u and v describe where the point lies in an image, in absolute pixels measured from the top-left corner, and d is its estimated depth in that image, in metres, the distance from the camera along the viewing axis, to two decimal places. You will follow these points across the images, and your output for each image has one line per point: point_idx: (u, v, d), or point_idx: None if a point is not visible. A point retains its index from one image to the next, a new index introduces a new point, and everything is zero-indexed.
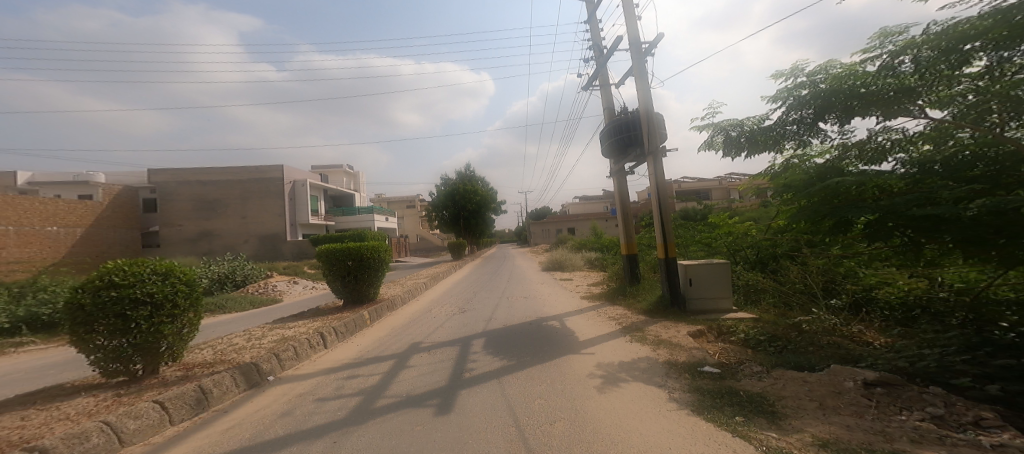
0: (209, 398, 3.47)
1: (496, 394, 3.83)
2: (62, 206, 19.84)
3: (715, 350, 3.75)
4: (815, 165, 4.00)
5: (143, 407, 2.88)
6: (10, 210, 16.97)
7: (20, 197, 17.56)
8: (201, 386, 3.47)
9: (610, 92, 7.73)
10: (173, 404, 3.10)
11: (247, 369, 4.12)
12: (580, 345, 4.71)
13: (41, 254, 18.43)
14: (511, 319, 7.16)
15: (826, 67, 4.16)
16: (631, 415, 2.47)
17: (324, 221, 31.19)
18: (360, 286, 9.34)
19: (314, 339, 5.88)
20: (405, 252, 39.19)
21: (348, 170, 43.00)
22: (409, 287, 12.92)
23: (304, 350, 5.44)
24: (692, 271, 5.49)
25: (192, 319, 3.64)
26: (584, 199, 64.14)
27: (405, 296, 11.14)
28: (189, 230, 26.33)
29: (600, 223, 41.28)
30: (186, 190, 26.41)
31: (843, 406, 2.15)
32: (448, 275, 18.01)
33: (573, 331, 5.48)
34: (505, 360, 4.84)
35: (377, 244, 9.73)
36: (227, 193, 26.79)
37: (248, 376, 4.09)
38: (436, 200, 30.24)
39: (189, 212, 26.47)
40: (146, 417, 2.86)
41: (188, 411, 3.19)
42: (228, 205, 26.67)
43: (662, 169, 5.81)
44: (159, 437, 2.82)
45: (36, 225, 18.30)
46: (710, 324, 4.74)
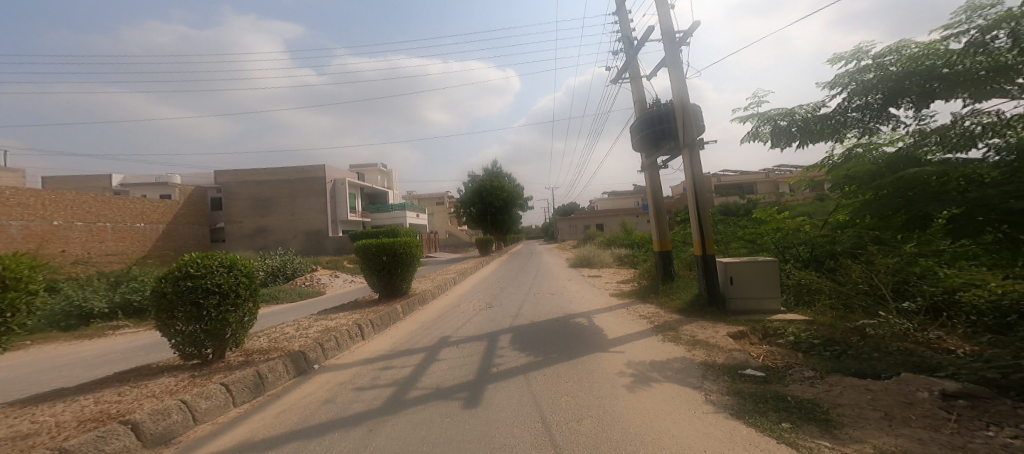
0: (265, 383, 3.64)
1: (524, 390, 3.83)
2: (146, 204, 21.40)
3: (759, 352, 3.60)
4: (885, 154, 3.79)
5: (212, 389, 3.05)
6: (108, 209, 18.60)
7: (113, 197, 19.11)
8: (259, 371, 3.64)
9: (641, 84, 7.54)
10: (235, 387, 3.27)
11: (296, 357, 4.31)
12: (609, 343, 4.64)
13: (133, 248, 19.92)
14: (537, 315, 7.14)
15: (899, 47, 3.90)
16: (662, 417, 2.39)
17: (361, 218, 32.17)
18: (392, 281, 9.56)
19: (352, 330, 6.08)
20: (435, 248, 39.85)
21: (382, 168, 44.13)
22: (441, 282, 13.11)
23: (344, 340, 5.64)
24: (733, 268, 5.31)
25: (252, 308, 3.79)
26: (615, 194, 63.27)
27: (435, 291, 11.33)
28: (246, 226, 27.84)
29: (631, 218, 40.58)
30: (245, 188, 27.87)
31: (915, 418, 2.02)
32: (476, 271, 18.21)
33: (602, 329, 5.41)
34: (532, 356, 4.83)
35: (409, 240, 9.92)
36: (278, 192, 28.01)
37: (297, 363, 4.29)
38: (464, 197, 30.51)
39: (246, 210, 27.95)
40: (215, 398, 3.03)
41: (249, 395, 3.35)
42: (278, 203, 27.93)
43: (700, 161, 5.59)
44: (226, 417, 2.99)
45: (126, 222, 19.74)
46: (755, 325, 4.56)
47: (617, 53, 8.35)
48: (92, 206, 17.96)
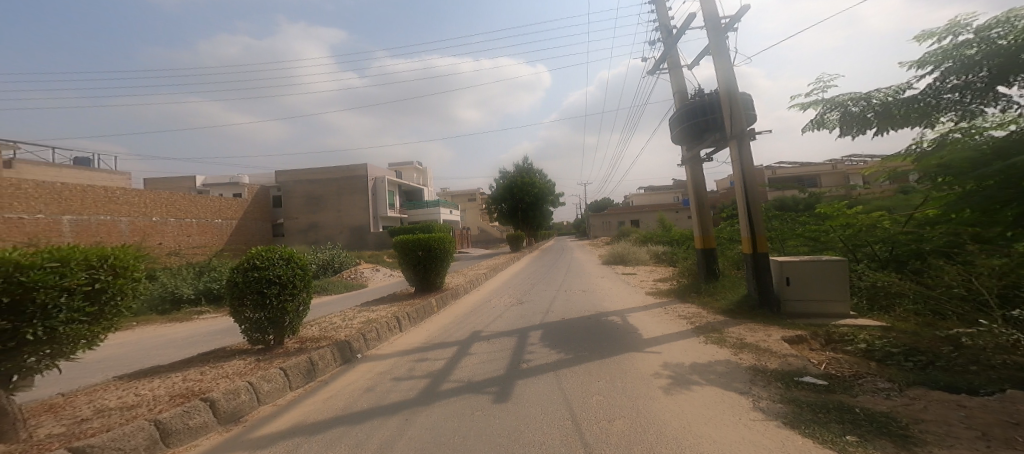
0: (317, 369, 3.82)
1: (554, 387, 3.80)
2: (224, 201, 24.27)
3: (821, 359, 3.40)
4: (989, 139, 3.25)
5: (273, 373, 3.29)
6: (194, 206, 21.55)
7: (202, 196, 22.16)
8: (312, 358, 3.82)
9: (680, 75, 7.29)
10: (292, 372, 3.49)
11: (342, 346, 4.49)
12: (645, 343, 4.53)
13: (208, 242, 22.31)
14: (569, 312, 7.09)
15: (1010, 19, 3.55)
16: (702, 421, 2.30)
17: (400, 215, 33.14)
18: (428, 276, 9.75)
19: (391, 322, 6.26)
20: (468, 243, 40.44)
21: (417, 165, 45.21)
22: (477, 277, 13.25)
23: (383, 332, 5.80)
24: (790, 269, 5.03)
25: (306, 298, 4.03)
26: (652, 189, 61.65)
27: (467, 286, 11.48)
28: (301, 222, 29.52)
29: (670, 214, 39.43)
30: (299, 187, 29.60)
31: (1018, 440, 1.82)
32: (508, 267, 18.31)
33: (638, 328, 5.29)
34: (562, 353, 4.79)
35: (443, 235, 10.09)
36: (327, 190, 29.44)
37: (343, 351, 4.48)
38: (495, 193, 30.64)
39: (300, 208, 29.59)
40: (275, 381, 3.27)
41: (303, 380, 3.56)
42: (328, 200, 29.38)
43: (750, 153, 5.33)
44: (284, 400, 3.22)
45: (208, 218, 22.75)
46: (817, 330, 4.31)
47: (654, 44, 8.11)
48: (179, 204, 20.35)
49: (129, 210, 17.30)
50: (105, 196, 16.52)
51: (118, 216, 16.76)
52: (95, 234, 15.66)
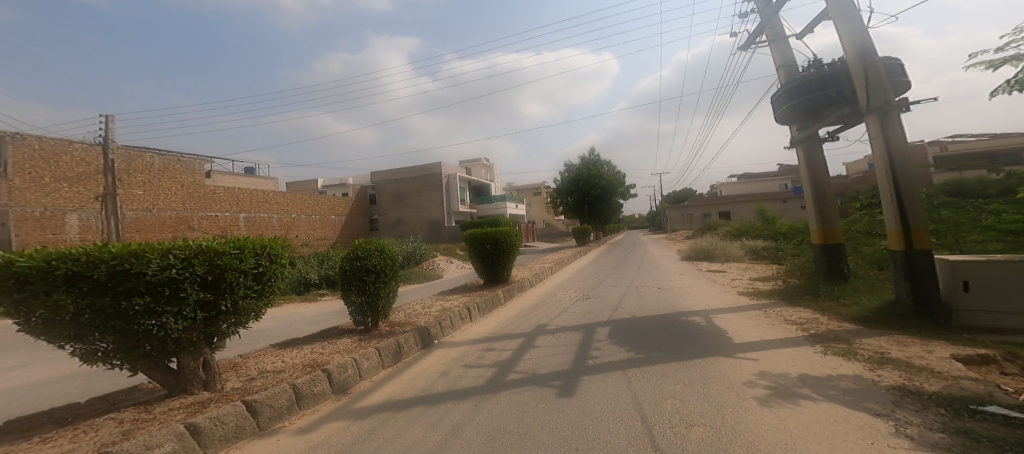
0: (404, 351, 4.63)
1: (623, 385, 3.62)
2: (336, 201, 30.03)
3: (1018, 386, 2.78)
4: None
5: (370, 352, 4.17)
6: (312, 206, 27.63)
7: (316, 197, 28.11)
8: (400, 340, 4.65)
9: (784, 46, 6.57)
10: (385, 352, 4.35)
11: (422, 331, 5.12)
12: (735, 348, 4.13)
13: (322, 236, 29.02)
14: (640, 310, 6.77)
15: None
16: (816, 441, 2.02)
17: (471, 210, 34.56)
18: (495, 268, 9.91)
19: (462, 311, 6.48)
20: (533, 237, 40.81)
21: (486, 161, 46.65)
22: (546, 271, 13.42)
23: (455, 321, 6.06)
24: (964, 270, 4.21)
25: (394, 285, 5.33)
26: (746, 178, 56.58)
27: (532, 279, 11.50)
28: (391, 218, 32.94)
29: (771, 205, 35.73)
30: (390, 185, 32.79)
31: None
32: (574, 261, 18.10)
33: (727, 331, 4.85)
34: (633, 352, 4.58)
35: (509, 229, 10.20)
36: (409, 188, 32.27)
37: (424, 336, 5.12)
38: (560, 186, 30.29)
39: (389, 204, 32.92)
40: (372, 360, 4.13)
41: (392, 360, 4.39)
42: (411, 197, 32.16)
43: (898, 127, 4.71)
44: (377, 375, 4.09)
45: (324, 216, 28.81)
46: (1012, 349, 3.55)
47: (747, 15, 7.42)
48: (306, 204, 27.27)
49: (274, 209, 24.32)
50: (249, 199, 23.14)
51: (267, 215, 23.99)
52: (254, 227, 23.05)
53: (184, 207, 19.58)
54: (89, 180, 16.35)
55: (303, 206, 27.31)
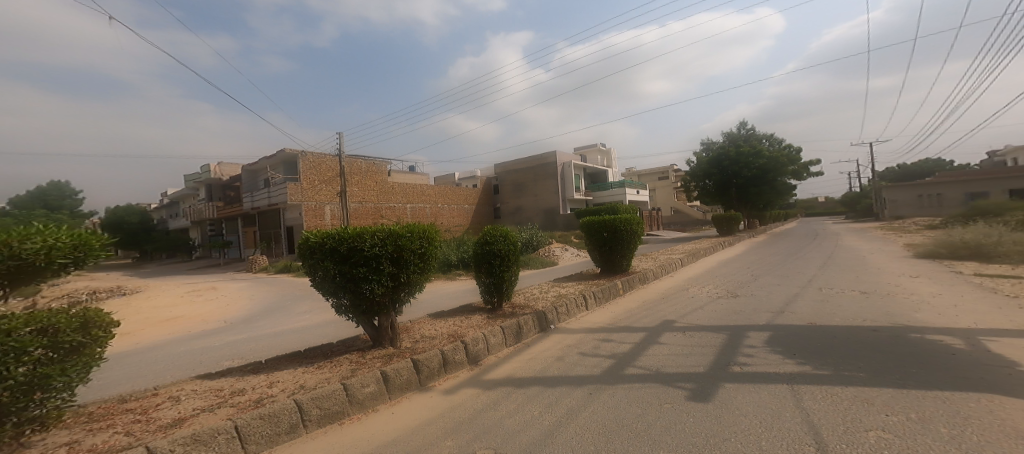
0: (526, 331, 6.37)
1: (781, 399, 3.12)
2: (468, 192, 39.07)
3: None
4: None
5: (503, 329, 6.01)
6: (452, 195, 37.03)
7: (455, 190, 37.17)
8: (524, 321, 6.40)
9: None
10: (513, 330, 6.16)
11: (543, 314, 6.84)
12: (985, 382, 3.09)
13: (462, 222, 38.26)
14: (813, 315, 5.69)
15: None
16: None
17: (585, 197, 38.88)
18: (614, 257, 9.87)
19: (578, 299, 7.77)
20: (659, 225, 38.61)
21: (602, 147, 47.85)
22: (680, 258, 13.32)
23: (573, 307, 7.51)
24: None
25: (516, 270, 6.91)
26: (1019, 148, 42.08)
27: (659, 271, 10.90)
28: (510, 206, 40.33)
29: None
30: (508, 176, 40.30)
31: None
32: (711, 251, 16.41)
33: (991, 360, 3.61)
34: (800, 362, 3.86)
35: (629, 216, 9.99)
36: (526, 177, 39.14)
37: (544, 320, 6.80)
38: (697, 168, 27.16)
39: (509, 193, 40.37)
40: (505, 337, 5.94)
41: (518, 337, 6.15)
42: (528, 186, 38.86)
43: None
44: (508, 349, 5.89)
45: (462, 205, 38.20)
46: None
47: None
48: (450, 196, 36.85)
49: (430, 198, 34.57)
50: (416, 193, 33.42)
51: (424, 204, 33.89)
52: (417, 215, 32.83)
53: (377, 200, 30.26)
54: (333, 181, 30.16)
55: (448, 197, 36.77)
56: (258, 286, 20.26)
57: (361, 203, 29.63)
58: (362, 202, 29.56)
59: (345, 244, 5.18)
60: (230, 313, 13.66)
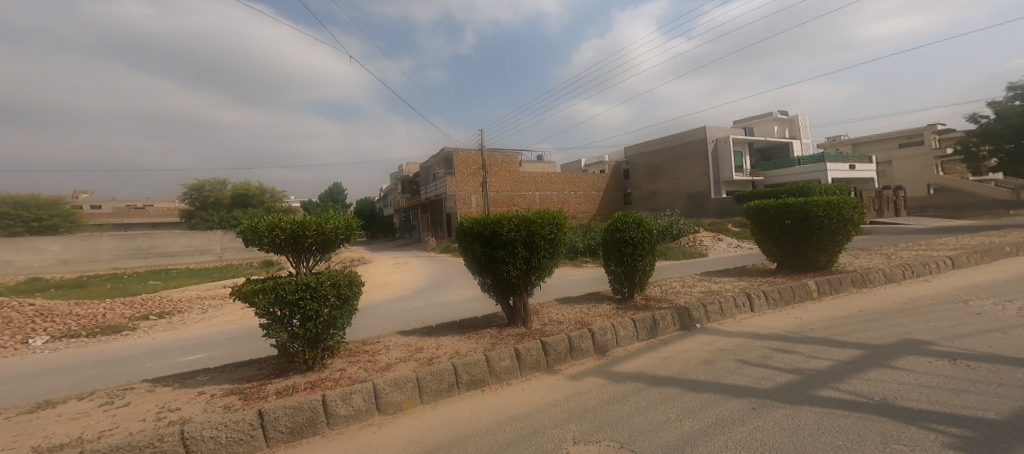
0: (660, 327, 6.29)
1: None
2: (595, 180, 42.29)
3: None
4: None
5: (631, 324, 5.95)
6: (577, 184, 40.68)
7: (582, 178, 41.20)
8: (658, 317, 6.32)
9: None
10: (643, 325, 6.11)
11: (683, 314, 6.71)
12: None
13: (589, 208, 41.88)
14: None
15: None
16: None
17: (751, 177, 36.07)
18: (802, 246, 9.38)
19: (737, 299, 7.48)
20: (903, 212, 29.74)
21: (785, 115, 41.41)
22: (917, 259, 10.30)
23: (727, 307, 7.28)
24: None
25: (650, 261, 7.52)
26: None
27: (869, 277, 8.93)
28: (644, 191, 41.60)
29: None
30: (641, 159, 41.88)
31: None
32: (1002, 249, 11.83)
33: None
34: None
35: (828, 201, 9.13)
36: (664, 159, 39.49)
37: (685, 318, 6.69)
38: (1000, 128, 19.34)
39: (643, 178, 41.73)
40: (631, 331, 5.91)
41: (648, 333, 6.08)
42: (665, 169, 39.34)
43: None
44: (633, 345, 5.84)
45: (587, 192, 41.63)
46: None
47: None
48: (575, 185, 40.55)
49: (556, 186, 39.01)
50: (544, 180, 38.54)
51: (551, 192, 38.50)
52: (544, 201, 37.71)
53: (509, 189, 36.44)
54: (476, 173, 35.73)
55: (573, 184, 40.54)
56: (442, 264, 24.82)
57: (499, 192, 36.15)
58: (499, 191, 36.03)
59: (485, 228, 5.38)
60: (422, 287, 17.38)
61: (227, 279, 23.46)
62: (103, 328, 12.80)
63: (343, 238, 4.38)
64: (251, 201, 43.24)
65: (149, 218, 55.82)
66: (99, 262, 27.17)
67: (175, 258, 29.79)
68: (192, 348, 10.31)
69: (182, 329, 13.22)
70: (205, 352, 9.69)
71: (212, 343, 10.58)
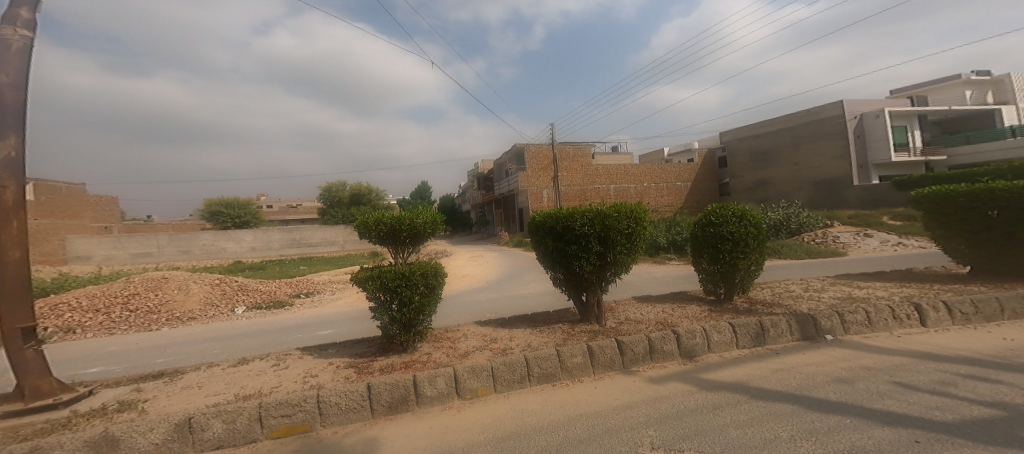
0: (768, 335, 5.38)
1: None
2: (683, 169, 36.83)
3: None
4: None
5: (724, 328, 5.32)
6: (660, 174, 35.73)
7: (668, 167, 36.41)
8: (764, 323, 5.42)
9: None
10: (742, 330, 5.36)
11: (804, 320, 5.49)
12: None
13: (673, 201, 36.31)
14: None
15: None
16: None
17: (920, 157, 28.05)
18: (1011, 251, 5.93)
19: (897, 308, 5.64)
20: None
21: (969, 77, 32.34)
22: None
23: (881, 316, 5.57)
24: None
25: (756, 259, 7.83)
26: None
27: None
28: (749, 180, 35.50)
29: None
30: (745, 143, 35.74)
31: None
32: None
33: None
34: None
35: None
36: (779, 143, 32.91)
37: (806, 327, 5.49)
38: None
39: (747, 166, 35.62)
40: (726, 335, 5.29)
41: (750, 340, 5.31)
42: (780, 154, 32.71)
43: None
44: (729, 352, 5.16)
45: (672, 183, 36.24)
46: None
47: None
48: (657, 175, 35.64)
49: (633, 179, 34.61)
50: (620, 172, 34.56)
51: (626, 185, 34.36)
52: (620, 195, 33.93)
53: (580, 183, 33.43)
54: (545, 170, 33.65)
55: (655, 175, 35.68)
56: (521, 258, 24.31)
57: (570, 186, 33.28)
58: (571, 185, 33.12)
59: (560, 224, 6.75)
60: (500, 280, 17.10)
61: (332, 267, 25.88)
62: (273, 303, 14.80)
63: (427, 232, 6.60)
64: (363, 200, 46.69)
65: (290, 214, 65.39)
66: (271, 250, 31.72)
67: (315, 248, 33.14)
68: (326, 327, 11.04)
69: (328, 306, 14.40)
70: (321, 329, 10.84)
71: (307, 325, 11.51)
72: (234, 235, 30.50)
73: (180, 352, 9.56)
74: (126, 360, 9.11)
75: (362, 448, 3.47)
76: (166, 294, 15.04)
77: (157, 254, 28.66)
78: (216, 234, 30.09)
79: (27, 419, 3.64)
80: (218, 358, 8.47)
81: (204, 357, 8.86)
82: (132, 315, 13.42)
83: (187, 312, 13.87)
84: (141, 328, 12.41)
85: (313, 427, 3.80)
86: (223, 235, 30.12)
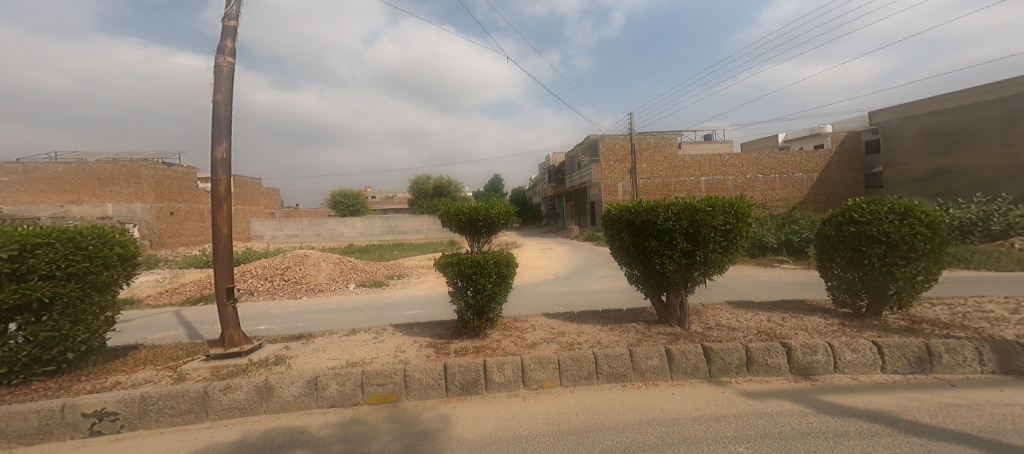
0: (935, 362, 4.01)
1: None
2: (803, 157, 29.95)
3: None
4: None
5: (862, 346, 4.09)
6: (773, 163, 29.62)
7: (781, 155, 29.87)
8: (929, 346, 4.05)
9: None
10: (890, 353, 4.05)
11: (1003, 350, 4.00)
12: None
13: (788, 195, 29.81)
14: None
15: None
16: None
17: None
18: None
19: None
20: None
21: None
22: None
23: None
24: None
25: (928, 269, 4.75)
26: None
27: None
28: (918, 169, 23.47)
29: None
30: (912, 124, 23.92)
31: None
32: None
33: None
34: None
35: None
36: (977, 119, 20.57)
37: (1005, 358, 3.98)
38: None
39: (918, 150, 23.44)
40: (863, 354, 4.06)
41: (903, 366, 4.01)
42: (978, 134, 20.43)
43: None
44: (867, 377, 3.97)
45: (788, 173, 29.73)
46: None
47: None
48: (766, 164, 29.58)
49: (733, 170, 29.24)
50: (718, 162, 29.46)
51: (724, 177, 29.19)
52: (713, 188, 29.05)
53: (666, 174, 29.30)
54: (624, 161, 30.21)
55: (763, 165, 29.67)
56: (598, 252, 22.30)
57: (651, 179, 29.39)
58: (651, 177, 29.38)
59: (638, 217, 5.01)
60: (571, 273, 15.66)
61: (414, 253, 26.68)
62: (371, 282, 15.52)
63: (503, 222, 5.82)
64: (445, 191, 48.30)
65: (390, 204, 70.60)
66: (373, 235, 33.94)
67: (406, 235, 34.24)
68: (413, 308, 10.67)
69: (415, 287, 14.47)
70: (394, 309, 10.80)
71: (374, 305, 11.56)
72: (348, 220, 33.43)
73: (315, 317, 10.03)
74: (281, 321, 9.81)
75: (436, 424, 3.37)
76: (300, 267, 16.10)
77: (300, 236, 32.80)
78: (337, 219, 33.29)
79: (227, 361, 4.73)
80: (304, 328, 8.84)
81: (293, 325, 9.35)
82: (277, 285, 14.56)
83: (317, 284, 14.84)
84: (287, 296, 13.54)
85: (399, 398, 3.79)
86: (342, 221, 33.20)
